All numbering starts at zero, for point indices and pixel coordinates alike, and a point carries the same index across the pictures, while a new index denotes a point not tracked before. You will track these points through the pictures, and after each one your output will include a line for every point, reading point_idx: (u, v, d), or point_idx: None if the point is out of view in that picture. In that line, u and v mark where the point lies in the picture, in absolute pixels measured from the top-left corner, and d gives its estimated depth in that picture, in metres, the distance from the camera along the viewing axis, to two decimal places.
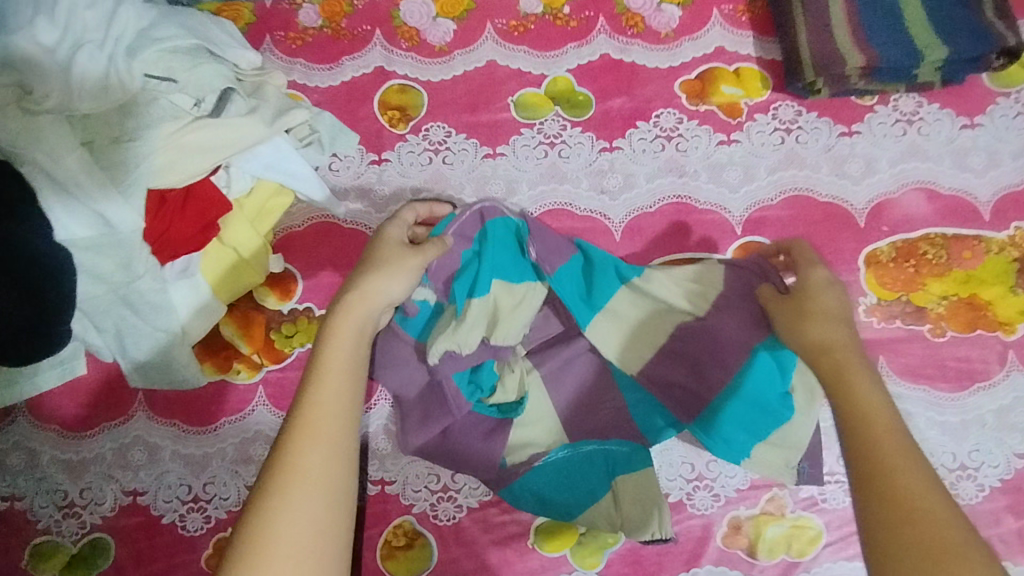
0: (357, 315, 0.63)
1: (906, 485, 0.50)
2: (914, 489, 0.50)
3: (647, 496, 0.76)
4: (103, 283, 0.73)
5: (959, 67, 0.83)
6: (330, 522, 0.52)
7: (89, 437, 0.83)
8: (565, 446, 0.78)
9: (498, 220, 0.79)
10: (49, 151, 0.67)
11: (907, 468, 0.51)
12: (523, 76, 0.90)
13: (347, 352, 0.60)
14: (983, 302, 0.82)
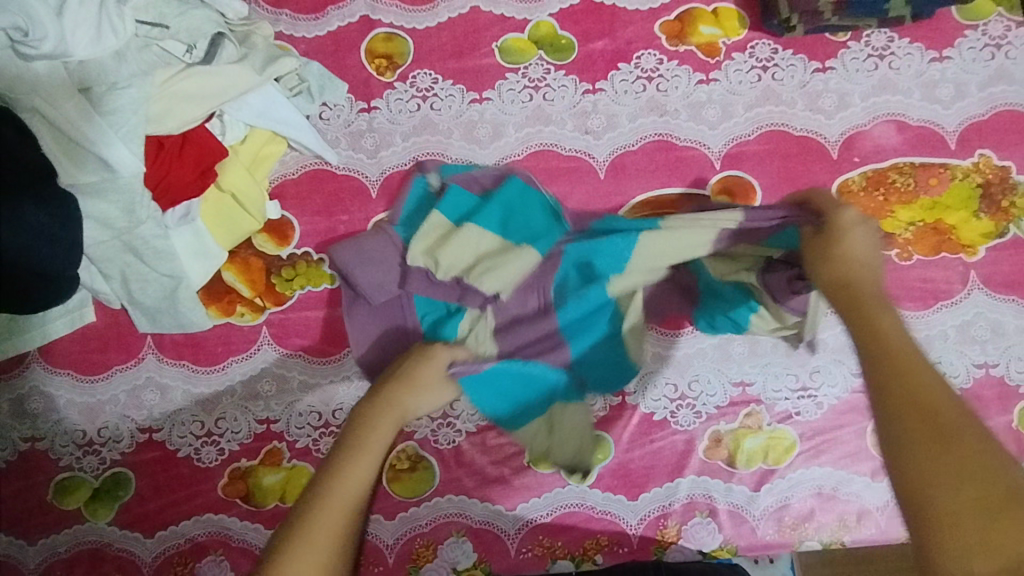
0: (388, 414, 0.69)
1: (930, 392, 0.50)
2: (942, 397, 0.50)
3: (584, 444, 0.81)
4: (109, 229, 0.76)
5: (929, 1, 0.86)
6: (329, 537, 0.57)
7: (102, 380, 0.87)
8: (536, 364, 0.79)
9: (522, 184, 0.82)
10: (52, 97, 0.70)
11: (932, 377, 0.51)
12: (507, 22, 0.92)
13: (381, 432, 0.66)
14: (948, 227, 0.86)
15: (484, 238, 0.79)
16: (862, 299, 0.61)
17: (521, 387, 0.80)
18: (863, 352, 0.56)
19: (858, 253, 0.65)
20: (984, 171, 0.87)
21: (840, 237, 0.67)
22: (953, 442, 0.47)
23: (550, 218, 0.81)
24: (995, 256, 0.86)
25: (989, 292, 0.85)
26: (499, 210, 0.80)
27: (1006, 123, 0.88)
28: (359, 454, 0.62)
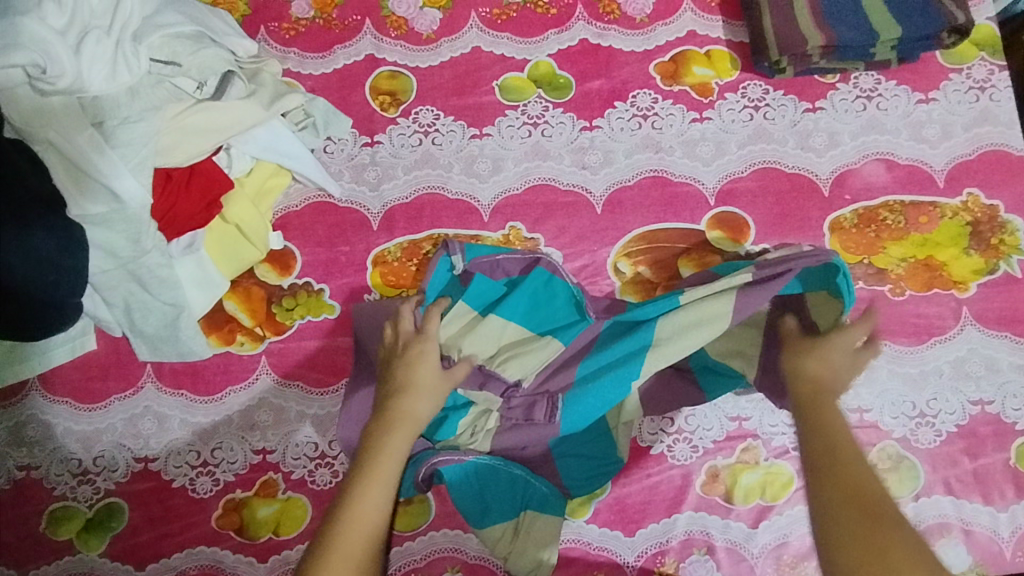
0: (397, 426, 0.73)
1: (851, 484, 0.63)
2: (862, 491, 0.63)
3: (545, 542, 0.79)
4: (114, 259, 0.78)
5: (914, 45, 0.89)
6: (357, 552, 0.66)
7: (101, 408, 0.87)
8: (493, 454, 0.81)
9: (547, 275, 0.84)
10: (64, 130, 0.71)
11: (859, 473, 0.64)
12: (507, 62, 0.95)
13: (393, 450, 0.72)
14: (939, 264, 0.88)
15: (507, 329, 0.83)
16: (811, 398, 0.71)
17: (491, 474, 0.81)
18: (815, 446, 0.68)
19: (814, 370, 0.73)
20: (972, 209, 0.89)
21: (797, 353, 0.76)
22: (878, 543, 0.59)
23: (573, 310, 0.84)
24: (986, 292, 0.87)
25: (981, 327, 0.86)
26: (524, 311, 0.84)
27: (991, 163, 0.90)
28: (370, 491, 0.69)
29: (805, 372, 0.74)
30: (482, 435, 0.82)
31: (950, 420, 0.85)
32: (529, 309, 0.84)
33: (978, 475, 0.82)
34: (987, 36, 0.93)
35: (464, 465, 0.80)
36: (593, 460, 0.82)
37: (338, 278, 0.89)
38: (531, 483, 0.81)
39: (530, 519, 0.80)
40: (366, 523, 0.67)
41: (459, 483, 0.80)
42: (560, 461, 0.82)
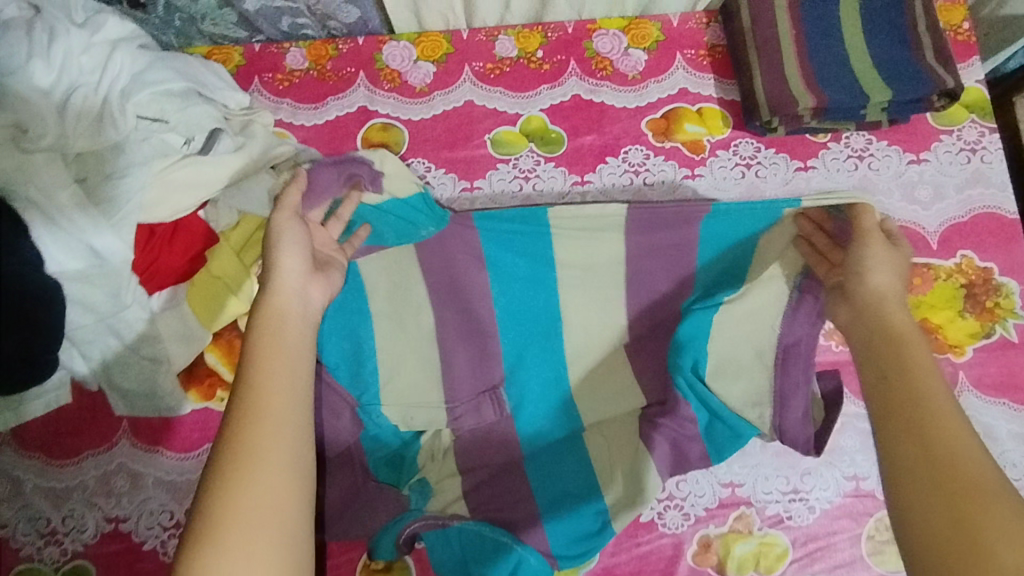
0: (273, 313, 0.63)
1: (939, 424, 0.55)
2: (948, 431, 0.55)
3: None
4: (91, 313, 0.75)
5: (905, 107, 0.89)
6: (265, 446, 0.54)
7: (73, 465, 0.84)
8: (475, 524, 0.76)
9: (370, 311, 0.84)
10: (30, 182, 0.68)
11: (948, 419, 0.55)
12: (499, 115, 0.95)
13: (286, 333, 0.63)
14: (934, 326, 0.86)
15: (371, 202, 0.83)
16: (897, 334, 0.64)
17: (473, 547, 0.76)
18: (885, 390, 0.60)
19: (876, 284, 0.68)
20: (965, 272, 0.88)
21: (867, 251, 0.70)
22: (955, 491, 0.51)
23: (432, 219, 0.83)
24: (983, 356, 0.85)
25: (978, 392, 0.84)
26: (405, 214, 0.83)
27: (986, 225, 0.89)
28: (267, 375, 0.58)
29: (865, 287, 0.68)
30: (440, 454, 0.85)
31: None
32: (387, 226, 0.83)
33: None
34: (977, 98, 0.93)
35: (446, 533, 0.77)
36: (582, 524, 0.75)
37: None
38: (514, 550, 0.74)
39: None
40: (275, 421, 0.55)
41: (441, 548, 0.77)
42: (552, 540, 0.75)
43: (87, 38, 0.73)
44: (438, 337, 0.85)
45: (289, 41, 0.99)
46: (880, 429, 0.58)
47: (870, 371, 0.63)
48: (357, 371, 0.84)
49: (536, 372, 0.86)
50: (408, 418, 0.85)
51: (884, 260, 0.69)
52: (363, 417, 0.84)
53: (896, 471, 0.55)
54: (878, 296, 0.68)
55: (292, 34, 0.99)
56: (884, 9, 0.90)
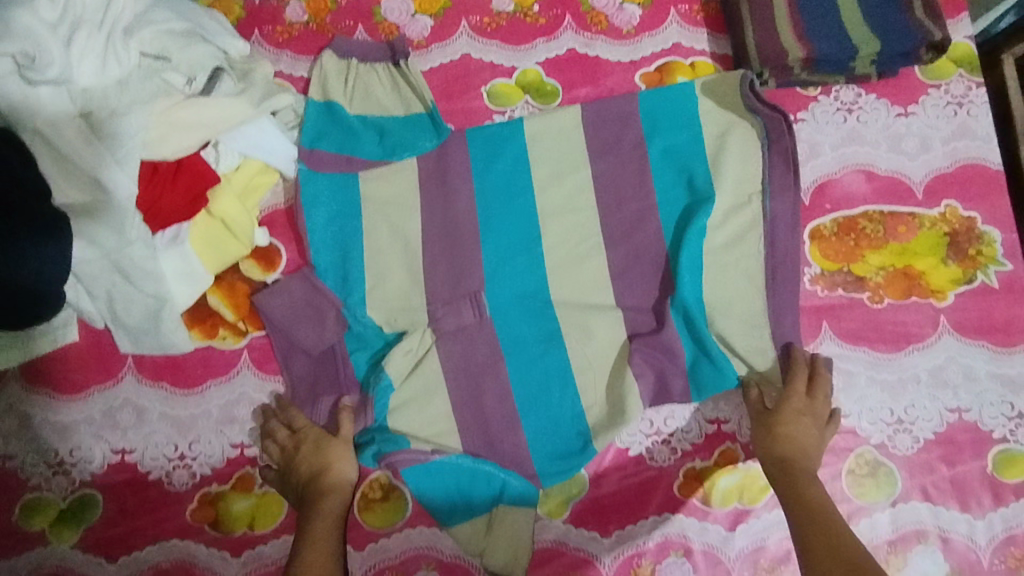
0: (332, 490, 0.78)
1: (844, 542, 0.69)
2: (848, 546, 0.68)
3: (519, 533, 0.81)
4: (97, 249, 0.77)
5: (894, 61, 0.91)
6: None
7: (79, 400, 0.87)
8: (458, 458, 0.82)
9: (350, 193, 0.91)
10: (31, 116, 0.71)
11: (845, 538, 0.69)
12: (496, 68, 0.97)
13: (328, 517, 0.75)
14: (917, 273, 0.89)
15: (384, 100, 0.94)
16: (793, 474, 0.77)
17: (453, 476, 0.83)
18: (795, 525, 0.73)
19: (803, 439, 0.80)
20: (949, 221, 0.90)
21: (778, 416, 0.81)
22: None
23: (431, 128, 0.92)
24: (963, 301, 0.88)
25: (958, 335, 0.87)
26: (406, 128, 0.92)
27: (971, 177, 0.91)
28: (315, 535, 0.74)
29: (783, 437, 0.80)
30: (418, 350, 0.86)
31: (928, 426, 0.86)
32: (392, 125, 0.93)
33: (951, 480, 0.85)
34: (965, 53, 0.95)
35: (429, 465, 0.82)
36: (561, 422, 0.84)
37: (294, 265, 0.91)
38: (500, 477, 0.83)
39: (504, 512, 0.82)
40: None
41: (423, 479, 0.82)
42: (534, 443, 0.83)
43: None
44: (422, 245, 0.89)
45: None
46: (796, 526, 0.72)
47: (783, 493, 0.76)
48: (344, 275, 0.89)
49: (514, 280, 0.88)
50: (392, 319, 0.88)
51: (791, 410, 0.81)
52: (347, 317, 0.88)
53: (804, 550, 0.70)
54: (791, 442, 0.79)
55: None
56: None
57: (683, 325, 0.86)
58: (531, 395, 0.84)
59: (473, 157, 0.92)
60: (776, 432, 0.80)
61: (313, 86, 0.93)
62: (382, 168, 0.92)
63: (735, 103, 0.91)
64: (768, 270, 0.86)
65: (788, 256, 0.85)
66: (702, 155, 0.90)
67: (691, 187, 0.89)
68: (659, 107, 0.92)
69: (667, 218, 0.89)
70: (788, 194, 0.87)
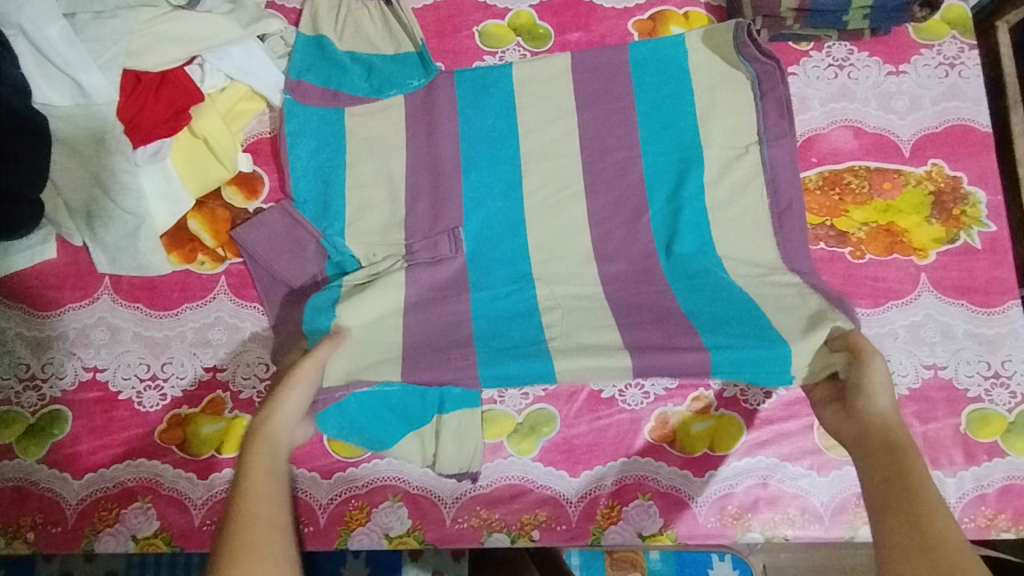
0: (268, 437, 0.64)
1: (931, 515, 0.52)
2: (935, 523, 0.52)
3: (467, 439, 0.80)
4: (77, 156, 0.78)
5: (887, 15, 0.90)
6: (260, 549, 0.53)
7: (55, 316, 0.86)
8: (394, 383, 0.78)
9: (333, 126, 0.89)
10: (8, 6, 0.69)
11: (936, 510, 0.52)
12: (489, 9, 0.97)
13: (268, 464, 0.61)
14: (900, 230, 0.88)
15: (375, 37, 0.92)
16: (891, 440, 0.60)
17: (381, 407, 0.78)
18: (871, 494, 0.57)
19: (881, 406, 0.64)
20: (934, 180, 0.90)
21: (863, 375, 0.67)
22: None
23: (421, 66, 0.90)
24: (946, 259, 0.87)
25: (940, 292, 0.86)
26: (397, 67, 0.91)
27: (958, 138, 0.91)
28: (257, 477, 0.60)
29: (869, 406, 0.65)
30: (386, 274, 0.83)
31: (905, 382, 0.85)
32: (384, 63, 0.91)
33: (928, 437, 0.83)
34: (959, 16, 0.95)
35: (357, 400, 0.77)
36: (520, 347, 0.78)
37: (274, 194, 0.90)
38: (443, 393, 0.80)
39: (449, 420, 0.80)
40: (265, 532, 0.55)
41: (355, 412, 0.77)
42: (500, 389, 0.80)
43: None
44: (405, 178, 0.88)
45: None
46: (869, 491, 0.57)
47: (868, 469, 0.59)
48: (325, 206, 0.87)
49: (495, 221, 0.86)
50: (369, 255, 0.86)
51: (874, 378, 0.66)
52: (327, 246, 0.86)
53: (880, 513, 0.55)
54: (878, 415, 0.64)
55: None
56: None
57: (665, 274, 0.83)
58: (497, 327, 0.80)
59: (462, 96, 0.91)
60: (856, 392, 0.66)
61: (303, 19, 0.92)
62: (368, 105, 0.90)
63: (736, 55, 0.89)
64: (752, 216, 0.84)
65: (781, 205, 0.84)
66: (691, 107, 0.88)
67: (679, 139, 0.87)
68: (651, 60, 0.90)
69: (651, 164, 0.87)
70: (784, 140, 0.85)
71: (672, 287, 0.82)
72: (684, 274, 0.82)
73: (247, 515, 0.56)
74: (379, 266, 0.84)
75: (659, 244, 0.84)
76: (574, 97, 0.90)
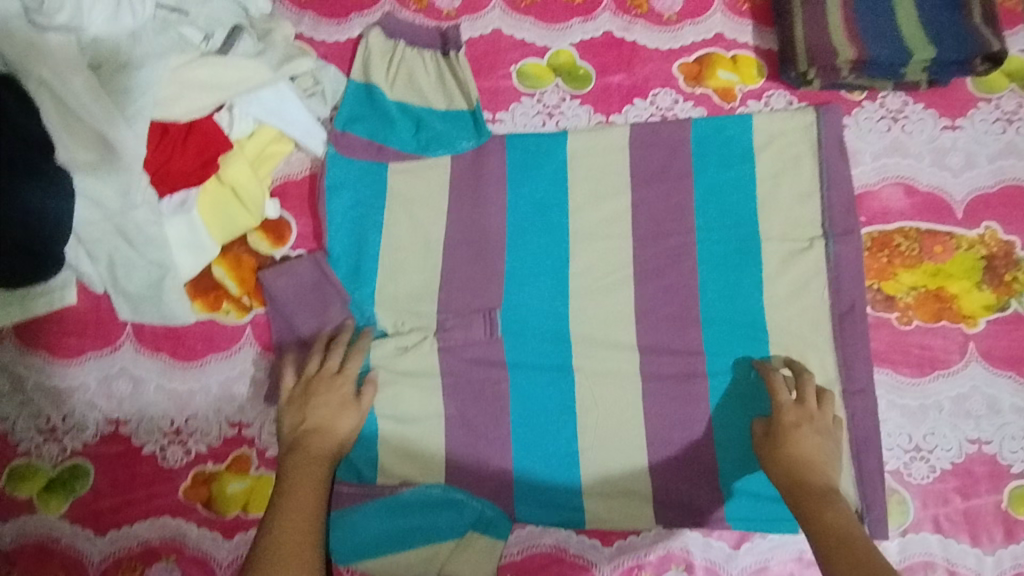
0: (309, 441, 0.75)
1: (865, 556, 0.62)
2: (869, 560, 0.62)
3: (482, 563, 0.78)
4: (99, 211, 0.74)
5: (946, 69, 0.86)
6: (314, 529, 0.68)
7: (74, 365, 0.83)
8: (439, 486, 0.80)
9: (372, 188, 0.87)
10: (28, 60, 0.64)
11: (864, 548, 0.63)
12: (527, 47, 0.92)
13: (314, 472, 0.73)
14: (950, 295, 0.85)
15: (428, 92, 0.90)
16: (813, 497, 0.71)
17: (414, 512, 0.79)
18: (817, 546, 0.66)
19: (805, 450, 0.74)
20: (987, 244, 0.86)
21: (793, 434, 0.76)
22: None
23: (473, 130, 0.88)
24: (996, 328, 0.84)
25: (987, 363, 0.84)
26: (447, 127, 0.88)
27: (1015, 200, 0.87)
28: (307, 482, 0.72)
29: (797, 450, 0.74)
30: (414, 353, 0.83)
31: (948, 455, 0.83)
32: (436, 120, 0.89)
33: (968, 513, 0.81)
34: (1020, 68, 0.91)
35: (394, 505, 0.79)
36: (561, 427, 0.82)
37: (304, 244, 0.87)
38: (468, 503, 0.80)
39: (473, 539, 0.79)
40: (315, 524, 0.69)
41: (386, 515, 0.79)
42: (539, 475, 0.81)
43: None
44: (445, 244, 0.86)
45: None
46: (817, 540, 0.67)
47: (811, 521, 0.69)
48: (357, 269, 0.85)
49: (537, 293, 0.85)
50: (399, 322, 0.85)
51: (801, 418, 0.77)
52: (353, 311, 0.85)
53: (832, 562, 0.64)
54: (808, 459, 0.74)
55: None
56: None
57: (714, 357, 0.83)
58: (536, 429, 0.82)
59: (516, 161, 0.89)
60: (783, 445, 0.75)
61: (356, 65, 0.89)
62: (413, 162, 0.88)
63: (790, 117, 0.88)
64: (794, 295, 0.84)
65: None
66: (740, 172, 0.87)
67: (727, 204, 0.86)
68: (711, 126, 0.88)
69: (704, 238, 0.86)
70: None
71: (708, 366, 0.83)
72: (727, 353, 0.83)
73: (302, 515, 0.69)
74: (407, 341, 0.83)
75: (708, 322, 0.83)
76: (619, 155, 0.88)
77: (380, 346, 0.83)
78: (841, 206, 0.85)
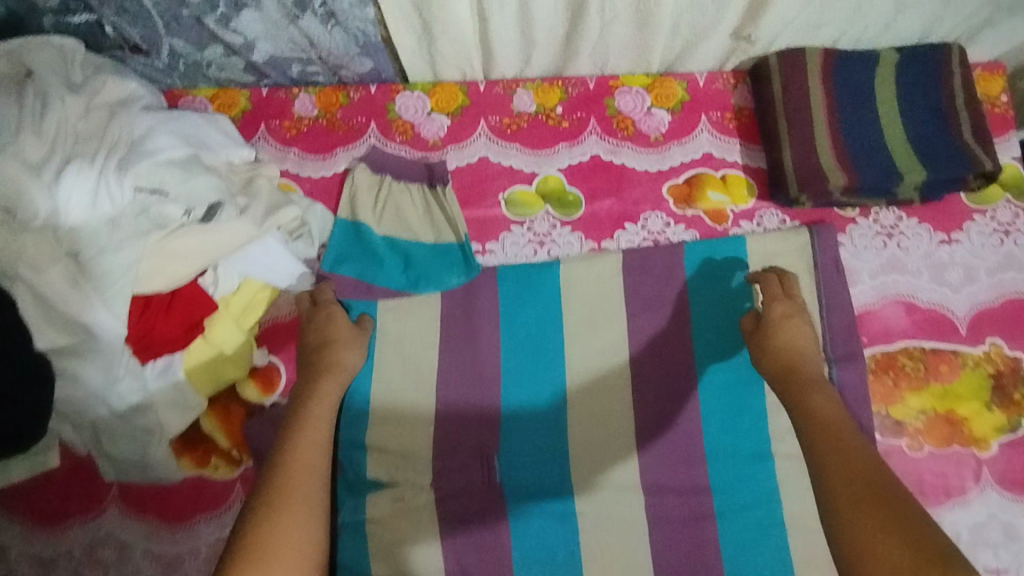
0: (324, 393, 0.71)
1: (848, 440, 0.58)
2: (848, 444, 0.57)
3: None
4: (82, 387, 0.72)
5: (939, 187, 0.86)
6: (309, 475, 0.61)
7: (59, 532, 0.80)
8: None
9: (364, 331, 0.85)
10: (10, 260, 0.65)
11: (849, 435, 0.58)
12: (515, 174, 0.91)
13: (320, 422, 0.67)
14: (960, 418, 0.83)
15: (415, 226, 0.89)
16: (797, 381, 0.67)
17: None
18: (799, 426, 0.62)
19: (796, 342, 0.71)
20: (994, 362, 0.84)
21: (780, 331, 0.72)
22: (880, 504, 0.51)
23: (462, 266, 0.87)
24: (1009, 452, 0.82)
25: (1004, 489, 0.81)
26: (435, 262, 0.87)
27: (1018, 315, 0.86)
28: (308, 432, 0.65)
29: (783, 341, 0.71)
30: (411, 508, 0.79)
31: None
32: (423, 254, 0.87)
33: None
34: (1012, 177, 0.90)
35: None
36: None
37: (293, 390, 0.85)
38: None
39: None
40: (312, 475, 0.61)
41: None
42: None
43: (82, 105, 0.73)
44: (439, 385, 0.84)
45: (298, 86, 0.94)
46: (799, 422, 0.63)
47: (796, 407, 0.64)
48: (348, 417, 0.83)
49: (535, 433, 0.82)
50: (393, 470, 0.81)
51: (789, 312, 0.74)
52: (344, 460, 0.82)
53: (813, 441, 0.59)
54: (794, 349, 0.71)
55: (301, 79, 0.94)
56: (918, 85, 0.87)
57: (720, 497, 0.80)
58: None
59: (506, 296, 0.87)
60: (770, 335, 0.72)
61: (342, 202, 0.88)
62: (404, 299, 0.86)
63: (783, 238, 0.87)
64: None
65: None
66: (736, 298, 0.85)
67: (725, 332, 0.84)
68: (704, 252, 0.87)
69: (704, 369, 0.83)
70: None
71: (715, 507, 0.79)
72: (733, 492, 0.80)
73: (299, 466, 0.61)
74: (402, 492, 0.80)
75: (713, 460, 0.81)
76: (612, 284, 0.87)
77: (375, 501, 0.80)
78: (842, 330, 0.84)
